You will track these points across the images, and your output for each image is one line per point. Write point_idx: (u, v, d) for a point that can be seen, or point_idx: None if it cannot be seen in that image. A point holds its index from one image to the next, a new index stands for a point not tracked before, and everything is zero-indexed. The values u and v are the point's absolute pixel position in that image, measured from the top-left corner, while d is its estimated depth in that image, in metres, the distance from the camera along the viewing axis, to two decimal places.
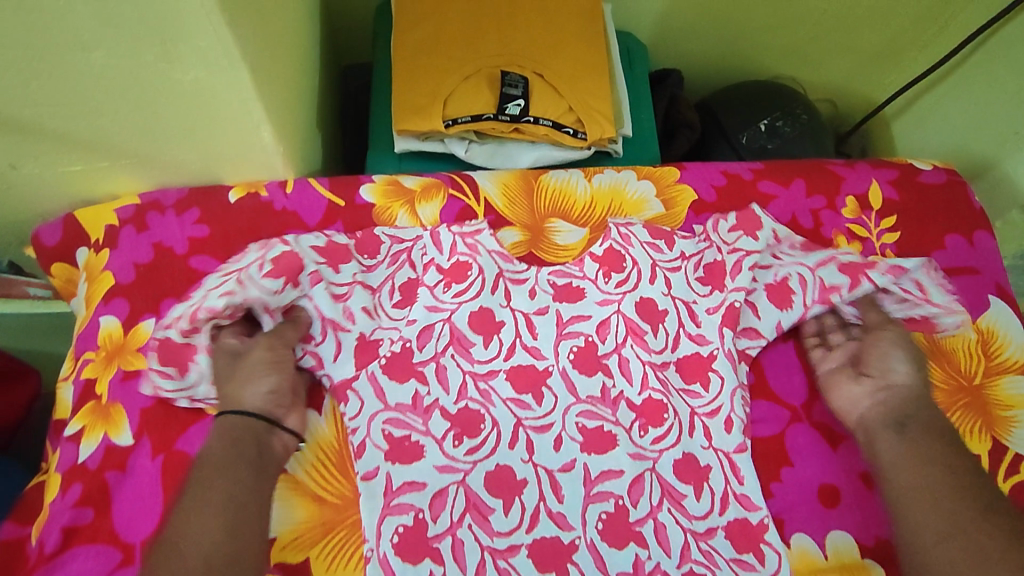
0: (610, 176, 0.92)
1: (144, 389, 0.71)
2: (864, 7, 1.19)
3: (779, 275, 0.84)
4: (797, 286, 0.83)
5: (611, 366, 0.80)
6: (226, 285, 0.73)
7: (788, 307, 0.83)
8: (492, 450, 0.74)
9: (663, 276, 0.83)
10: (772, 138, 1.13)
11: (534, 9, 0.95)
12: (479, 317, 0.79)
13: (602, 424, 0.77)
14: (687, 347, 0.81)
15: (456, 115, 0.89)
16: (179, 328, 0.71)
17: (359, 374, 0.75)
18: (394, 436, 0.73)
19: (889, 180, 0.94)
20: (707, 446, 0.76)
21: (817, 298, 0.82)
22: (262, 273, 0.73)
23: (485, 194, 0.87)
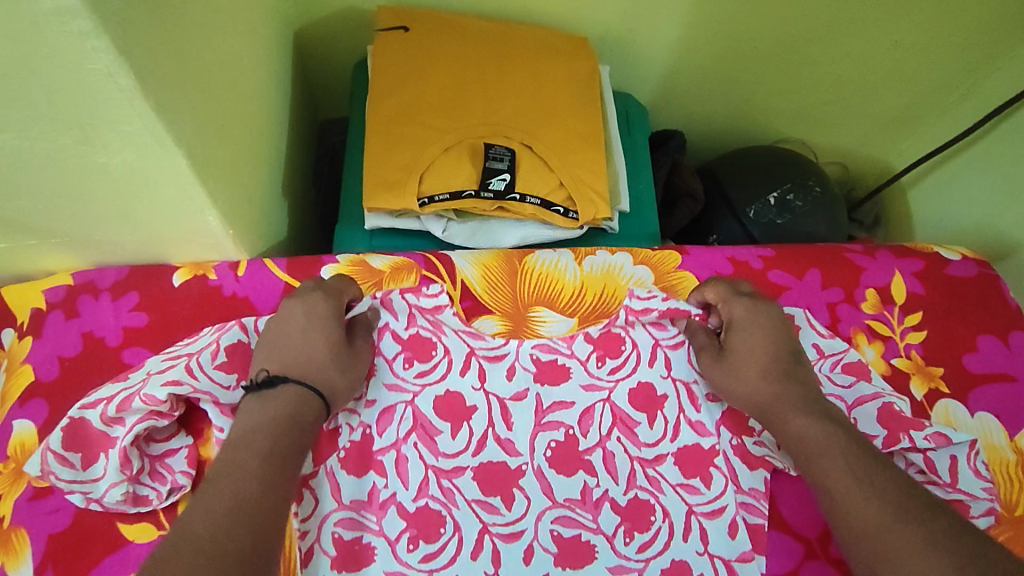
0: (603, 260, 0.81)
1: (35, 468, 0.62)
2: (880, 73, 1.11)
3: None
4: None
5: (595, 463, 0.70)
6: (172, 371, 0.63)
7: None
8: (451, 560, 0.64)
9: (664, 356, 0.75)
10: (782, 212, 1.04)
11: (524, 74, 0.88)
12: (445, 403, 0.70)
13: (581, 532, 0.67)
14: (689, 438, 0.72)
15: (433, 193, 0.79)
16: (104, 411, 0.62)
17: (317, 470, 0.65)
18: (344, 539, 0.64)
19: (913, 272, 0.85)
20: (701, 553, 0.67)
21: None
22: (216, 363, 0.65)
23: (463, 279, 0.77)
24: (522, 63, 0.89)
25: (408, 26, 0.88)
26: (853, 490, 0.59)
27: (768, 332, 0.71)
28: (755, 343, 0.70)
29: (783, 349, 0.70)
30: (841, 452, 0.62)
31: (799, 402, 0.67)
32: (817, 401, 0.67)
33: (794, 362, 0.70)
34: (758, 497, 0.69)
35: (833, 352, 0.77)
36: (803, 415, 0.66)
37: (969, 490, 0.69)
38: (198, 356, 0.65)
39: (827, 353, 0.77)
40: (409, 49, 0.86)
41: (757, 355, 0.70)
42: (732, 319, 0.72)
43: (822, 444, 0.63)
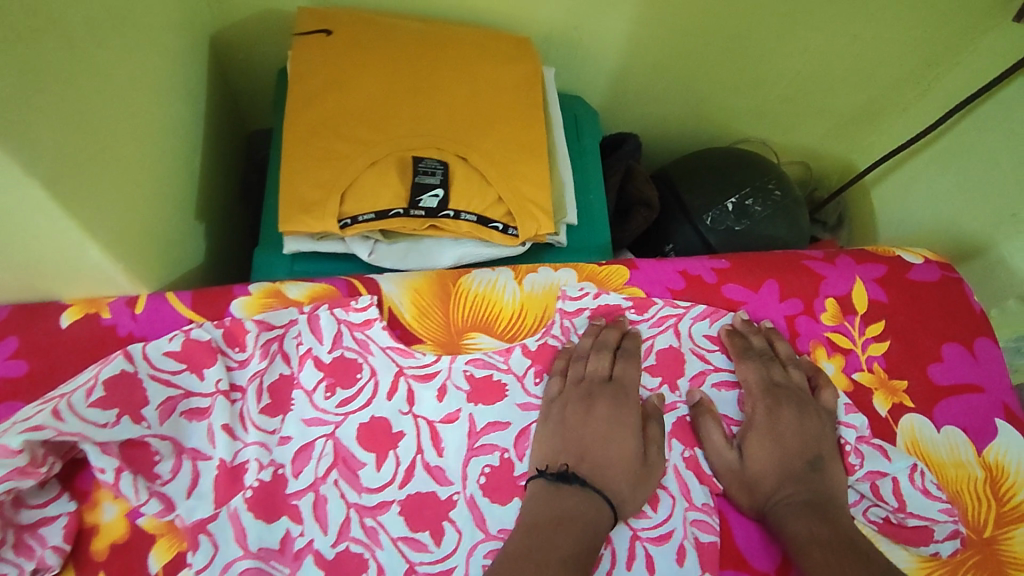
0: (545, 276, 0.75)
1: None
2: (840, 69, 1.05)
3: None
4: None
5: None
6: (35, 417, 0.53)
7: None
8: None
9: None
10: (740, 218, 0.99)
11: (460, 75, 0.81)
12: (369, 431, 0.64)
13: None
14: None
15: (356, 213, 0.72)
16: None
17: (219, 512, 0.58)
18: None
19: (874, 278, 0.80)
20: None
21: None
22: (89, 400, 0.56)
23: (390, 304, 0.70)
24: (458, 65, 0.81)
25: (330, 29, 0.79)
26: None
27: (790, 427, 0.69)
28: (774, 440, 0.68)
29: (797, 450, 0.68)
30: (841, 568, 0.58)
31: (808, 503, 0.64)
32: (829, 507, 0.64)
33: (810, 464, 0.67)
34: (709, 513, 0.65)
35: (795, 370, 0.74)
36: (801, 513, 0.63)
37: (921, 513, 0.67)
38: (69, 396, 0.55)
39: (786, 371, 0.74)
40: (330, 54, 0.77)
41: (772, 455, 0.67)
42: (754, 410, 0.70)
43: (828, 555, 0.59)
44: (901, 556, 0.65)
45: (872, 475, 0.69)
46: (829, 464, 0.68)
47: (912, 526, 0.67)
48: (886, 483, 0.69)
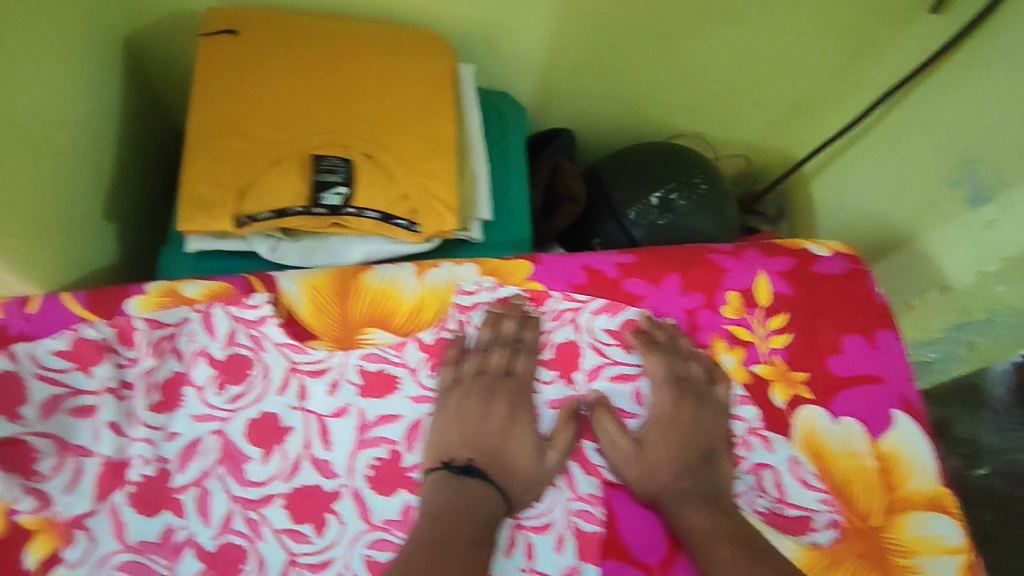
0: (446, 271, 0.75)
1: None
2: (770, 61, 1.04)
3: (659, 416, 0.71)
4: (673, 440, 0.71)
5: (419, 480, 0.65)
6: None
7: None
8: None
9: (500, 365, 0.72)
10: (664, 212, 0.99)
11: (372, 73, 0.80)
12: (257, 427, 0.65)
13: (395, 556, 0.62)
14: None
15: (254, 212, 0.73)
16: None
17: (98, 508, 0.60)
18: None
19: (780, 272, 0.80)
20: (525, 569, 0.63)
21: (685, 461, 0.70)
22: None
23: (287, 300, 0.71)
24: (370, 62, 0.81)
25: (237, 29, 0.78)
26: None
27: (688, 421, 0.71)
28: (671, 433, 0.71)
29: (692, 442, 0.71)
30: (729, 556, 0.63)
31: (701, 496, 0.67)
32: (721, 499, 0.68)
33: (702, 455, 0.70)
34: (593, 503, 0.67)
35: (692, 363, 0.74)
36: (696, 508, 0.67)
37: (803, 502, 0.70)
38: None
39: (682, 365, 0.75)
40: (236, 53, 0.77)
41: (668, 448, 0.70)
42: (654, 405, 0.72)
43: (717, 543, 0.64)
44: (785, 545, 0.68)
45: (755, 467, 0.71)
46: (720, 455, 0.71)
47: (793, 516, 0.70)
48: (769, 474, 0.71)
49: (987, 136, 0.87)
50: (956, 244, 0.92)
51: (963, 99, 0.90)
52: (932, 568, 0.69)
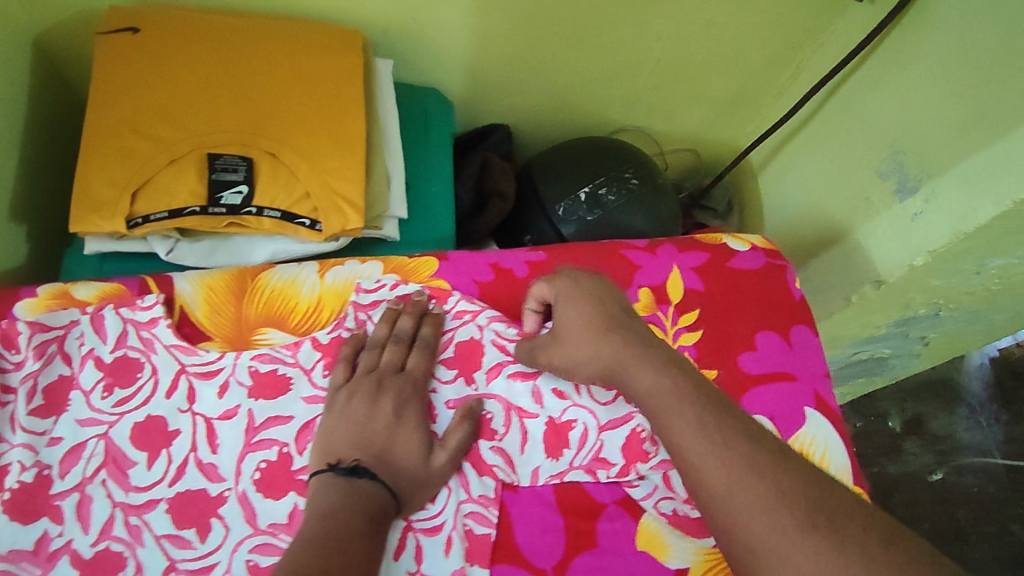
0: (348, 269, 0.74)
1: None
2: (703, 54, 1.02)
3: (563, 415, 0.70)
4: (574, 439, 0.69)
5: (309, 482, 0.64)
6: None
7: (556, 457, 0.68)
8: None
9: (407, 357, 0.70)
10: (593, 208, 0.98)
11: (276, 69, 0.79)
12: (144, 431, 0.64)
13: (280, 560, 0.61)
14: None
15: (147, 212, 0.72)
16: None
17: None
18: None
19: (694, 267, 0.78)
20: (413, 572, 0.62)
21: (585, 463, 0.68)
22: None
23: (181, 302, 0.70)
24: (275, 59, 0.80)
25: (137, 27, 0.76)
26: (708, 468, 0.51)
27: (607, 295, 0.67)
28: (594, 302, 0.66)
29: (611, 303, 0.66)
30: (676, 419, 0.54)
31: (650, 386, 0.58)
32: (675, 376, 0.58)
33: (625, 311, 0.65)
34: (486, 505, 0.65)
35: None
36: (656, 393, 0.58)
37: None
38: None
39: None
40: (135, 51, 0.75)
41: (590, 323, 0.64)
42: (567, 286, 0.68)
43: (667, 396, 0.56)
44: (685, 549, 0.66)
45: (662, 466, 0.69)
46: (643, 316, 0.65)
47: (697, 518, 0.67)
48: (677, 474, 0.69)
49: (915, 125, 0.85)
50: (885, 237, 0.89)
51: (894, 86, 0.88)
52: None
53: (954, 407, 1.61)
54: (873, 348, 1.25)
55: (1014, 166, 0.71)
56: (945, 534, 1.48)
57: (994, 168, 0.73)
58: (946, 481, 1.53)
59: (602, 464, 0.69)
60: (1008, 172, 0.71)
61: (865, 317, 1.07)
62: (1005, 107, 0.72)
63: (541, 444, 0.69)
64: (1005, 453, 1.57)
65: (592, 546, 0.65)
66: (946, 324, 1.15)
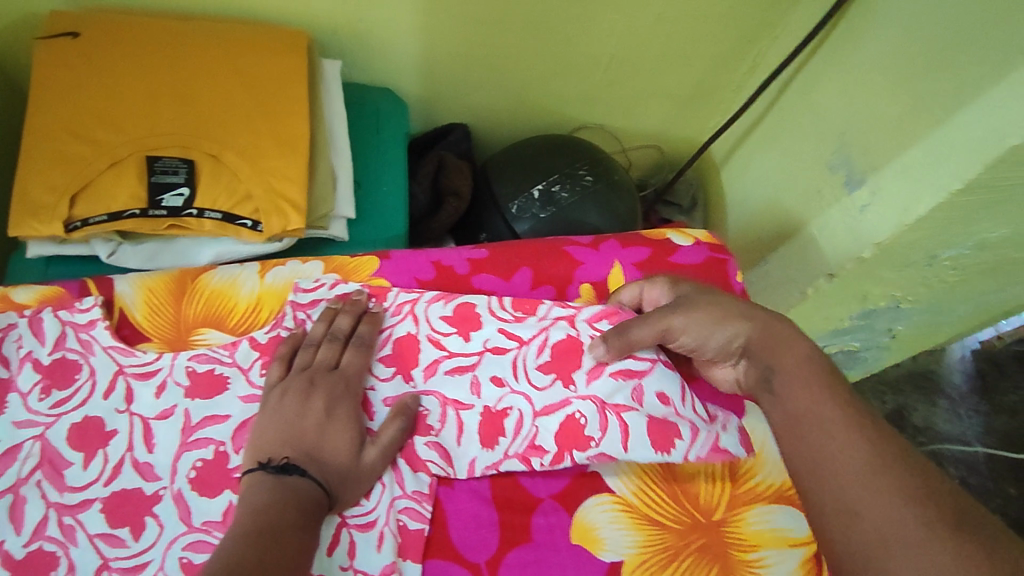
0: (289, 270, 0.75)
1: None
2: (656, 49, 1.02)
3: (501, 403, 0.70)
4: (509, 427, 0.69)
5: None
6: None
7: (491, 447, 0.68)
8: None
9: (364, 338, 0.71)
10: (546, 206, 0.98)
11: (218, 71, 0.80)
12: (80, 431, 0.65)
13: None
14: None
15: (86, 216, 0.73)
16: None
17: None
18: None
19: (635, 262, 0.79)
20: (346, 567, 0.62)
21: (520, 453, 0.68)
22: None
23: (120, 305, 0.71)
24: (217, 61, 0.80)
25: (77, 32, 0.77)
26: (830, 450, 0.53)
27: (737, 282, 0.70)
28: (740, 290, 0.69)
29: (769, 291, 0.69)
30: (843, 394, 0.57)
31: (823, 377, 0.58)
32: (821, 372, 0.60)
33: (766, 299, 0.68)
34: (420, 501, 0.66)
35: (540, 346, 0.72)
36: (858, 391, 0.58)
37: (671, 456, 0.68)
38: None
39: (535, 344, 0.72)
40: (77, 56, 0.76)
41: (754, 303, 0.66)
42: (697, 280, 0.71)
43: (803, 367, 0.59)
44: (620, 540, 0.66)
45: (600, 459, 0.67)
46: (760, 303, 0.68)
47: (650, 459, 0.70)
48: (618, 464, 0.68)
49: (864, 116, 0.84)
50: (835, 229, 0.88)
51: (845, 77, 0.88)
52: (774, 561, 0.67)
53: (934, 399, 1.56)
54: (842, 341, 1.20)
55: (949, 156, 0.70)
56: None
57: (932, 158, 0.72)
58: None
59: (536, 451, 0.68)
60: (944, 162, 0.71)
61: (826, 311, 1.04)
62: (943, 97, 0.72)
63: (477, 434, 0.69)
64: (985, 445, 1.51)
65: (526, 540, 0.65)
66: (910, 316, 1.10)
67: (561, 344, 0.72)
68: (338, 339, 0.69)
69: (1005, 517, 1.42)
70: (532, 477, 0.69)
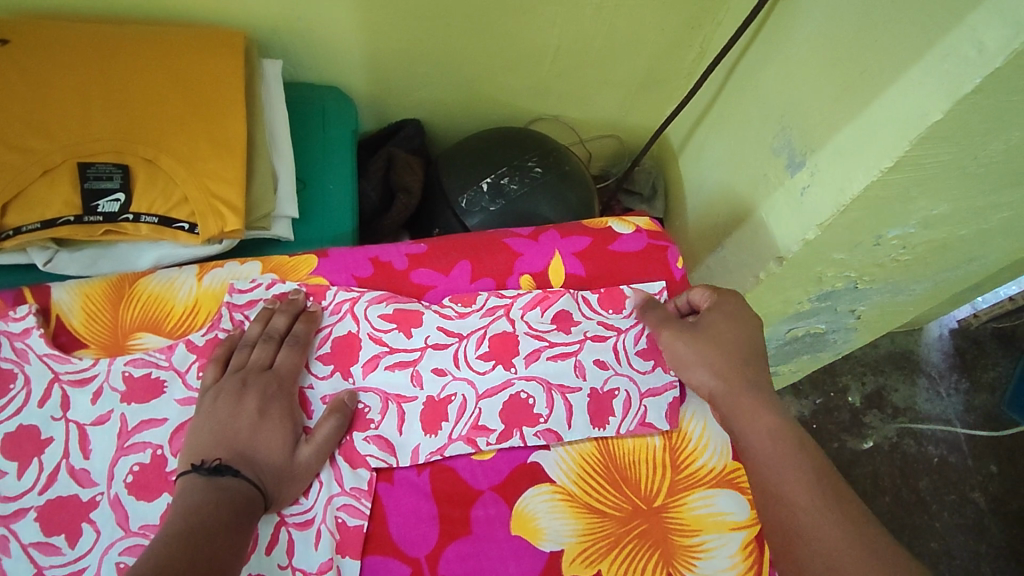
0: (227, 271, 0.75)
1: None
2: (602, 39, 1.02)
3: (444, 390, 0.70)
4: (453, 413, 0.69)
5: None
6: None
7: (434, 433, 0.68)
8: None
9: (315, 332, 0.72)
10: (496, 198, 0.98)
11: (152, 75, 0.79)
12: (14, 440, 0.65)
13: None
14: None
15: (19, 225, 0.72)
16: None
17: None
18: None
19: (575, 252, 0.79)
20: (284, 566, 0.63)
21: (464, 434, 0.68)
22: None
23: (57, 311, 0.71)
24: (150, 64, 0.80)
25: (6, 40, 0.77)
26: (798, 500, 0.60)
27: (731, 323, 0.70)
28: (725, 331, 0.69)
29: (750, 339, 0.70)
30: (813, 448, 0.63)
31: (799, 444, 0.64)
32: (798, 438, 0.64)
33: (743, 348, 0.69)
34: (359, 497, 0.65)
35: (481, 337, 0.73)
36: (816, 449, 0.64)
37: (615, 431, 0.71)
38: None
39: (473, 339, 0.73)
40: (6, 65, 0.76)
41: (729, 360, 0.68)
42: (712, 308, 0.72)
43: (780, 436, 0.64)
44: (562, 528, 0.66)
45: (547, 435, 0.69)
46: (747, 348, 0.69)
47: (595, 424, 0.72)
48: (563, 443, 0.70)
49: (803, 98, 0.84)
50: (780, 212, 0.88)
51: (784, 59, 0.88)
52: (716, 545, 0.67)
53: (914, 378, 1.54)
54: (806, 323, 1.17)
55: (878, 135, 0.70)
56: (907, 505, 1.41)
57: (863, 138, 0.72)
58: (908, 452, 1.46)
59: (482, 431, 0.69)
60: (873, 141, 0.71)
61: (783, 294, 1.00)
62: (871, 76, 0.72)
63: (419, 423, 0.69)
64: (966, 424, 1.50)
65: (466, 533, 0.65)
66: (872, 296, 1.08)
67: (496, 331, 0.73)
68: (272, 339, 0.69)
69: (984, 494, 1.43)
70: (471, 469, 0.68)
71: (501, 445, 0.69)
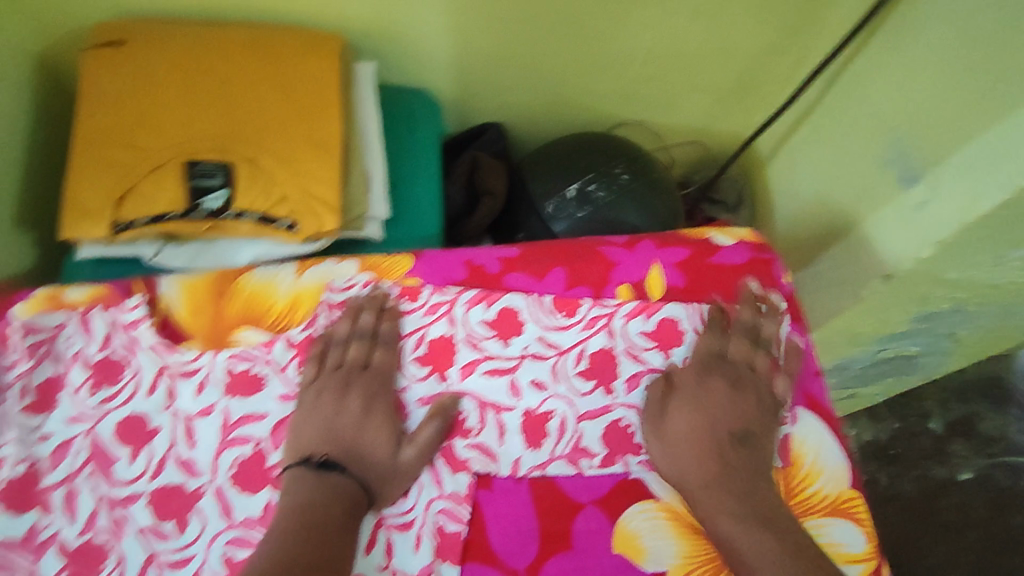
0: (323, 268, 0.74)
1: None
2: (696, 44, 0.99)
3: (543, 405, 0.69)
4: (554, 429, 0.68)
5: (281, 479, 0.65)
6: None
7: (536, 446, 0.67)
8: None
9: (411, 338, 0.71)
10: (582, 205, 0.96)
11: (254, 76, 0.81)
12: (126, 427, 0.67)
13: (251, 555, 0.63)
14: None
15: (131, 218, 0.76)
16: None
17: None
18: None
19: (674, 263, 0.76)
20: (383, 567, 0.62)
21: (566, 452, 0.67)
22: None
23: (163, 303, 0.72)
24: (251, 64, 0.81)
25: (124, 40, 0.80)
26: None
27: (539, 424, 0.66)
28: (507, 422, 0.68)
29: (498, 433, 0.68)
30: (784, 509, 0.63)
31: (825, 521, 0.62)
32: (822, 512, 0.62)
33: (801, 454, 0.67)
34: (458, 502, 0.64)
35: (575, 351, 0.71)
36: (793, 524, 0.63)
37: None
38: None
39: (568, 351, 0.71)
40: (123, 65, 0.79)
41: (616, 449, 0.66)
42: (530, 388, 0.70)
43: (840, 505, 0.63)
44: (667, 550, 0.64)
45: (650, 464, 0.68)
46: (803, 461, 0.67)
47: None
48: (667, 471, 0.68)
49: (922, 109, 0.79)
50: (890, 227, 0.82)
51: (901, 66, 0.83)
52: None
53: (1008, 408, 1.43)
54: (901, 345, 1.09)
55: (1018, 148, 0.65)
56: (998, 542, 1.31)
57: (1001, 150, 0.67)
58: (1000, 486, 1.36)
59: (584, 454, 0.67)
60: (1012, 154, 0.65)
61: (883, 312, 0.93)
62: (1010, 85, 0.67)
63: (520, 436, 0.68)
64: None
65: (566, 548, 0.63)
66: (978, 319, 1.00)
67: (597, 350, 0.71)
68: (369, 338, 0.70)
69: None
70: (573, 482, 0.66)
71: (602, 469, 0.67)
